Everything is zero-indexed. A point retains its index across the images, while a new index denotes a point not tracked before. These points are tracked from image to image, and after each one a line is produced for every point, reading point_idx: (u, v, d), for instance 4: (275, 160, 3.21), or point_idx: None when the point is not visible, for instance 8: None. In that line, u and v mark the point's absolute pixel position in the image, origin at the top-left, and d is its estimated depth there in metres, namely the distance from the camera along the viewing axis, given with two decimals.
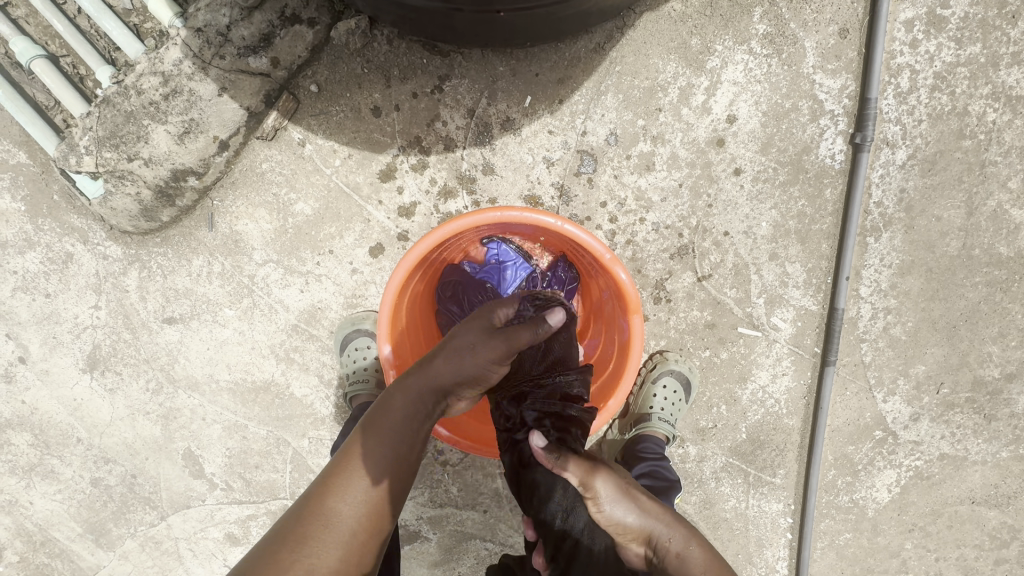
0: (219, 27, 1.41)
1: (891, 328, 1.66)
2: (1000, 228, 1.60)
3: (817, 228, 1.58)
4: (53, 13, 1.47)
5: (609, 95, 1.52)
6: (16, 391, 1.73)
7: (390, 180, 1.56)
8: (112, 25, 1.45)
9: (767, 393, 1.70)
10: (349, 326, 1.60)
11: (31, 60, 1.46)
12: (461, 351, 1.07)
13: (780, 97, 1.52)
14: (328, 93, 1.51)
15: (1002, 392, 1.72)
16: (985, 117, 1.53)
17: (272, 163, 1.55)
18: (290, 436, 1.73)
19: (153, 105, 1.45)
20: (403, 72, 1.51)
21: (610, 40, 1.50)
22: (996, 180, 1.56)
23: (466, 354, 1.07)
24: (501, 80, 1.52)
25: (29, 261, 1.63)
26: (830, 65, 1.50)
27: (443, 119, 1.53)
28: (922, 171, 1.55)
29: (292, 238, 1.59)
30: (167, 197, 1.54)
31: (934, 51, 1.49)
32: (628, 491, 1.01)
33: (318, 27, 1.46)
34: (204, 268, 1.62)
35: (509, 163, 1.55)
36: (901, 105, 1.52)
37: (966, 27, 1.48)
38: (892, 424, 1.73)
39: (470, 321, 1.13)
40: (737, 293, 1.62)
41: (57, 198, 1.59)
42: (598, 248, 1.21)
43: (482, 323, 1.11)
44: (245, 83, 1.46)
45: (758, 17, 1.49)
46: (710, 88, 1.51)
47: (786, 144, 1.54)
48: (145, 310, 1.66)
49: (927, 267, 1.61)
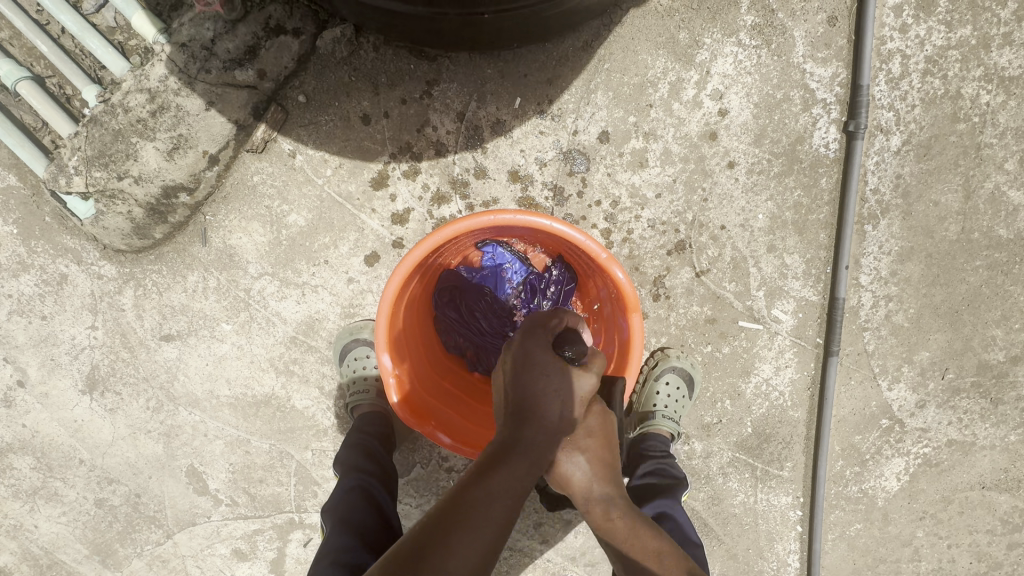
0: (203, 42, 1.39)
1: (893, 315, 1.65)
2: (998, 211, 1.58)
3: (814, 218, 1.57)
4: (37, 34, 1.45)
5: (599, 93, 1.51)
6: (17, 415, 1.73)
7: (382, 187, 1.55)
8: (97, 44, 1.43)
9: (771, 385, 1.69)
10: (347, 336, 1.60)
11: (16, 82, 1.44)
12: (555, 409, 0.95)
13: (771, 88, 1.50)
14: (316, 103, 1.50)
15: (1008, 375, 1.71)
16: (979, 99, 1.51)
17: (263, 175, 1.54)
18: (293, 449, 1.73)
19: (141, 122, 1.43)
20: (391, 79, 1.50)
21: (598, 37, 1.49)
22: (992, 162, 1.55)
23: (556, 401, 0.95)
24: (490, 82, 1.51)
25: (24, 284, 1.62)
26: (820, 54, 1.49)
27: (432, 124, 1.52)
28: (918, 157, 1.54)
29: (287, 249, 1.59)
30: (159, 215, 1.52)
31: (924, 35, 1.48)
32: (600, 407, 1.01)
33: (303, 36, 1.44)
34: (200, 284, 1.61)
35: (501, 165, 1.54)
36: (893, 91, 1.50)
37: (956, 9, 1.47)
38: (898, 412, 1.73)
39: (540, 375, 0.96)
40: (737, 287, 1.61)
41: (49, 219, 1.58)
42: (594, 248, 1.19)
43: (551, 368, 0.98)
44: (233, 97, 1.44)
45: (745, 9, 1.48)
46: (700, 81, 1.50)
47: (780, 135, 1.52)
48: (142, 328, 1.65)
49: (927, 253, 1.60)
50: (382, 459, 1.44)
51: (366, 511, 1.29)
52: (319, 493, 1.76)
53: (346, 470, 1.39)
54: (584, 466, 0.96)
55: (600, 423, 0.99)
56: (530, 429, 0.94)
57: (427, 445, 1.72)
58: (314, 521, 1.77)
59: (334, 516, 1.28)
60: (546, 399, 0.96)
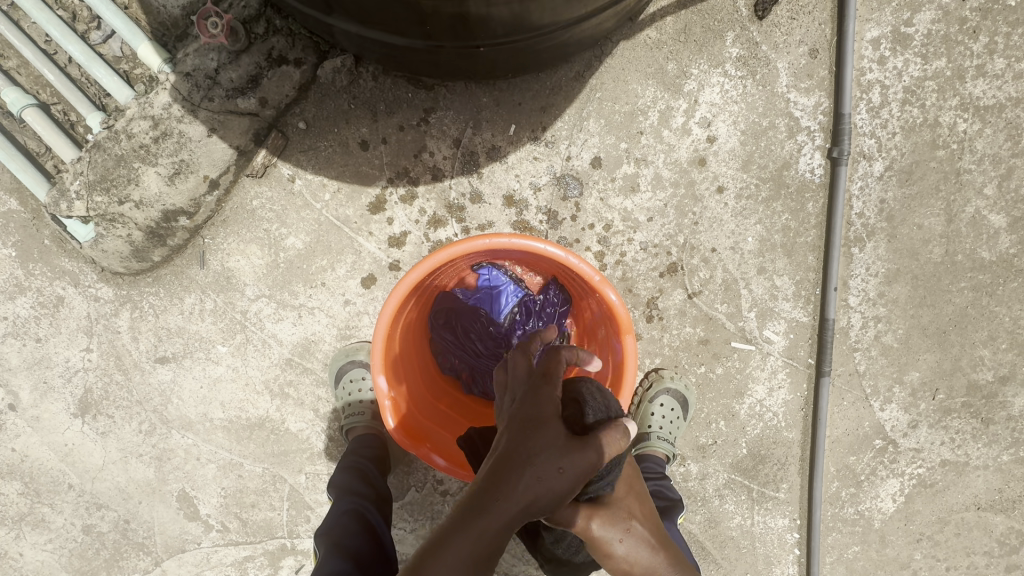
0: (207, 71, 1.42)
1: (882, 336, 1.67)
2: (980, 234, 1.62)
3: (802, 241, 1.60)
4: (44, 63, 1.48)
5: (591, 120, 1.56)
6: (6, 439, 1.71)
7: (380, 212, 1.58)
8: (102, 73, 1.45)
9: (765, 406, 1.70)
10: (343, 357, 1.61)
11: (22, 109, 1.46)
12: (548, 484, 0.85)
13: (757, 116, 1.56)
14: (316, 129, 1.54)
15: (997, 395, 1.73)
16: (955, 127, 1.56)
17: (263, 200, 1.56)
18: (286, 472, 1.72)
19: (144, 148, 1.45)
20: (390, 107, 1.54)
21: (589, 68, 1.54)
22: (972, 188, 1.59)
23: (535, 477, 0.85)
24: (485, 110, 1.55)
25: (19, 306, 1.63)
26: (803, 84, 1.55)
27: (430, 150, 1.56)
28: (900, 182, 1.58)
29: (284, 272, 1.60)
30: (158, 238, 1.54)
31: (901, 67, 1.53)
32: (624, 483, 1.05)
33: (304, 66, 1.48)
34: (197, 306, 1.62)
35: (496, 190, 1.58)
36: (874, 119, 1.55)
37: (930, 43, 1.53)
38: (891, 432, 1.74)
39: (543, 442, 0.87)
40: (728, 308, 1.64)
41: (48, 242, 1.59)
42: (587, 270, 1.22)
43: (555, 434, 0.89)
44: (235, 124, 1.47)
45: (730, 41, 1.54)
46: (688, 110, 1.55)
47: (767, 161, 1.57)
48: (138, 350, 1.66)
49: (913, 275, 1.63)
50: (377, 483, 1.44)
51: (360, 535, 1.28)
52: (311, 517, 1.74)
53: (341, 492, 1.38)
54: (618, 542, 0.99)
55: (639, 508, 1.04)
56: (495, 499, 0.85)
57: (422, 468, 1.71)
58: (306, 547, 1.74)
59: (327, 539, 1.27)
60: (522, 469, 0.87)
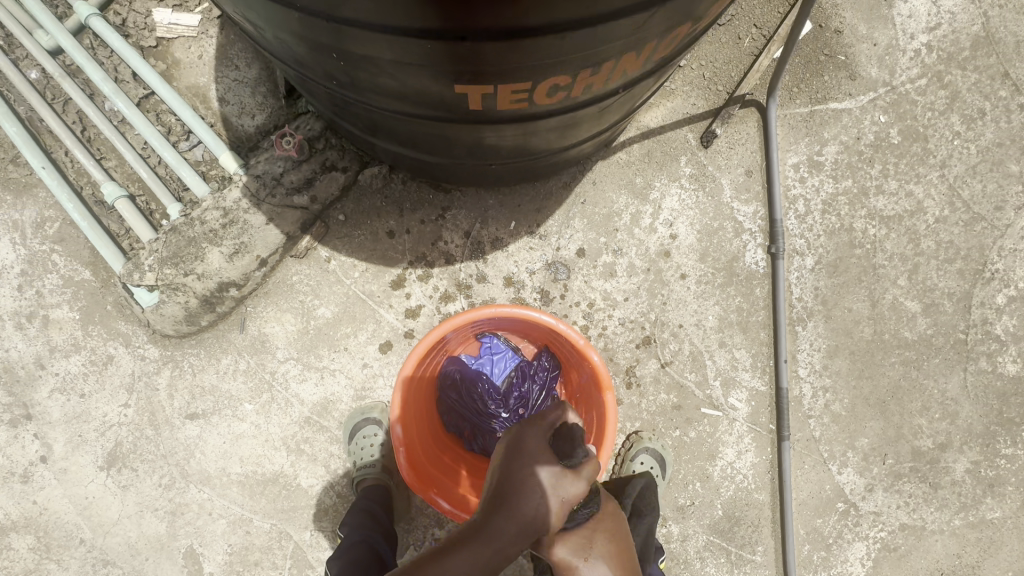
0: (273, 175, 1.76)
1: (831, 404, 1.92)
2: (901, 317, 1.94)
3: (754, 319, 1.91)
4: (139, 163, 1.80)
5: (576, 219, 1.92)
6: (30, 491, 1.82)
7: (400, 288, 1.87)
8: (187, 173, 1.79)
9: (735, 469, 1.90)
10: (358, 415, 1.81)
11: (116, 199, 1.78)
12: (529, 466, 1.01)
13: (709, 219, 1.92)
14: (352, 221, 1.87)
15: (940, 461, 1.94)
16: (867, 232, 1.93)
17: (301, 276, 1.86)
18: (293, 529, 1.84)
19: (212, 232, 1.73)
20: (414, 205, 1.89)
21: (574, 179, 1.92)
22: (888, 279, 1.94)
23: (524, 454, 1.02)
24: (491, 209, 1.92)
25: (71, 364, 1.83)
26: (743, 195, 1.93)
27: (445, 239, 1.89)
28: (829, 274, 1.93)
29: (312, 338, 1.85)
30: (210, 305, 1.78)
31: (818, 185, 1.93)
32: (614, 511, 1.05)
33: (349, 172, 1.82)
34: (232, 366, 1.84)
35: (498, 273, 1.90)
36: (802, 224, 1.93)
37: (838, 168, 1.93)
38: (851, 496, 1.92)
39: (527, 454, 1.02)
40: (697, 377, 1.89)
41: (110, 307, 1.83)
42: (574, 335, 1.50)
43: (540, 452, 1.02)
44: (288, 215, 1.78)
45: (684, 162, 1.93)
46: (654, 212, 1.92)
47: (719, 254, 1.92)
48: (171, 407, 1.84)
49: (850, 350, 1.93)
50: (383, 520, 1.59)
51: (369, 559, 1.40)
52: None
53: (354, 524, 1.53)
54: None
55: (613, 525, 1.02)
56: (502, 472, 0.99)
57: (423, 525, 1.83)
58: None
59: (340, 562, 1.39)
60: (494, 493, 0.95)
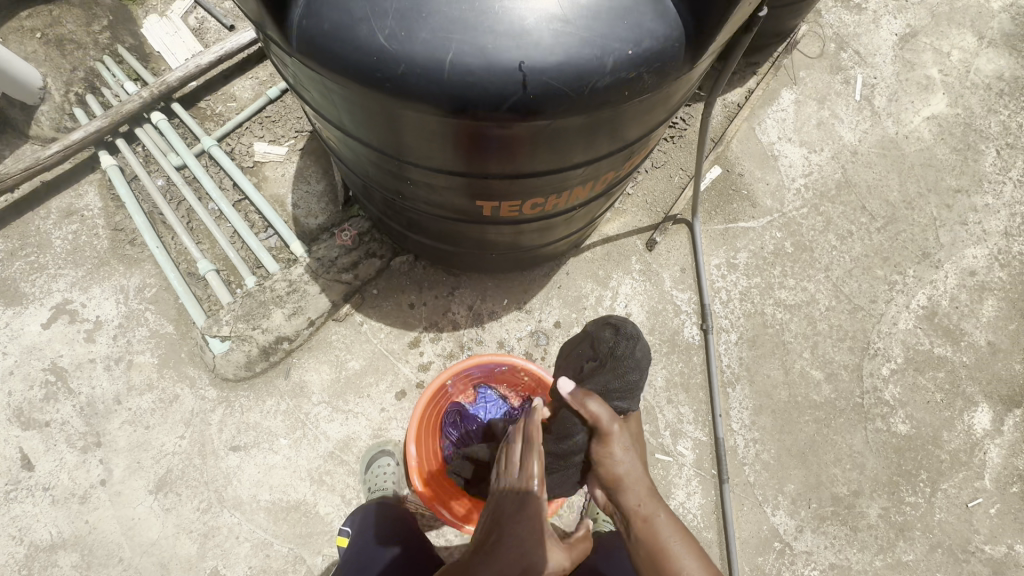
0: (330, 257, 2.34)
1: (761, 453, 2.36)
2: (809, 383, 2.46)
3: (693, 381, 2.42)
4: (228, 246, 2.40)
5: (554, 299, 2.51)
6: (85, 511, 2.13)
7: (415, 347, 2.39)
8: (264, 254, 2.38)
9: (686, 508, 2.26)
10: (375, 448, 2.22)
11: (207, 271, 2.34)
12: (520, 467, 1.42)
13: (655, 302, 2.52)
14: (383, 295, 2.45)
15: (856, 506, 2.33)
16: (776, 315, 2.53)
17: (339, 335, 2.38)
18: (307, 552, 2.12)
19: (278, 297, 2.28)
20: (430, 284, 2.48)
21: (553, 269, 2.55)
22: (795, 352, 2.49)
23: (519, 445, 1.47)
24: (489, 289, 2.51)
25: (143, 400, 2.25)
26: (680, 285, 2.55)
27: (452, 311, 2.45)
28: (749, 347, 2.49)
29: (342, 385, 2.31)
30: (266, 354, 2.26)
31: (736, 279, 2.57)
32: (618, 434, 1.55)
33: (384, 258, 2.42)
34: (274, 406, 2.27)
35: (493, 338, 2.43)
36: (725, 308, 2.53)
37: (749, 268, 2.59)
38: (785, 535, 2.27)
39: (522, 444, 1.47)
40: (650, 427, 2.35)
41: (184, 355, 2.31)
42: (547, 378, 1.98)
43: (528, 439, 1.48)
44: (337, 286, 2.34)
45: (634, 260, 2.58)
46: (613, 296, 2.52)
47: (664, 329, 2.48)
48: (219, 439, 2.23)
49: (771, 409, 2.41)
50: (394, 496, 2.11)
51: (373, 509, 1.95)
52: None
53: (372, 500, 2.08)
54: (628, 464, 1.50)
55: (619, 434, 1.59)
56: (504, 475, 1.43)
57: None
58: None
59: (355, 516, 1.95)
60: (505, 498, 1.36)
